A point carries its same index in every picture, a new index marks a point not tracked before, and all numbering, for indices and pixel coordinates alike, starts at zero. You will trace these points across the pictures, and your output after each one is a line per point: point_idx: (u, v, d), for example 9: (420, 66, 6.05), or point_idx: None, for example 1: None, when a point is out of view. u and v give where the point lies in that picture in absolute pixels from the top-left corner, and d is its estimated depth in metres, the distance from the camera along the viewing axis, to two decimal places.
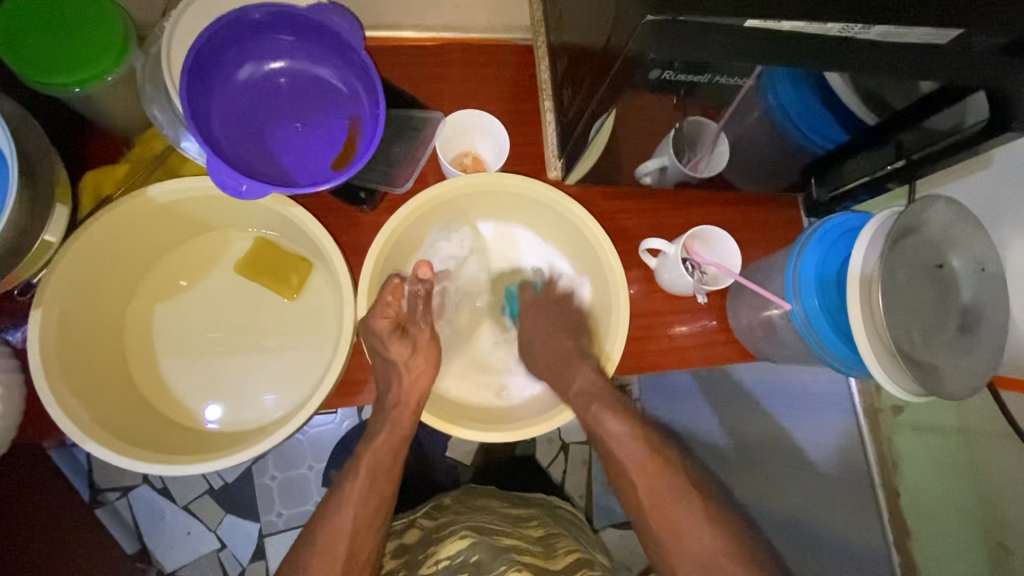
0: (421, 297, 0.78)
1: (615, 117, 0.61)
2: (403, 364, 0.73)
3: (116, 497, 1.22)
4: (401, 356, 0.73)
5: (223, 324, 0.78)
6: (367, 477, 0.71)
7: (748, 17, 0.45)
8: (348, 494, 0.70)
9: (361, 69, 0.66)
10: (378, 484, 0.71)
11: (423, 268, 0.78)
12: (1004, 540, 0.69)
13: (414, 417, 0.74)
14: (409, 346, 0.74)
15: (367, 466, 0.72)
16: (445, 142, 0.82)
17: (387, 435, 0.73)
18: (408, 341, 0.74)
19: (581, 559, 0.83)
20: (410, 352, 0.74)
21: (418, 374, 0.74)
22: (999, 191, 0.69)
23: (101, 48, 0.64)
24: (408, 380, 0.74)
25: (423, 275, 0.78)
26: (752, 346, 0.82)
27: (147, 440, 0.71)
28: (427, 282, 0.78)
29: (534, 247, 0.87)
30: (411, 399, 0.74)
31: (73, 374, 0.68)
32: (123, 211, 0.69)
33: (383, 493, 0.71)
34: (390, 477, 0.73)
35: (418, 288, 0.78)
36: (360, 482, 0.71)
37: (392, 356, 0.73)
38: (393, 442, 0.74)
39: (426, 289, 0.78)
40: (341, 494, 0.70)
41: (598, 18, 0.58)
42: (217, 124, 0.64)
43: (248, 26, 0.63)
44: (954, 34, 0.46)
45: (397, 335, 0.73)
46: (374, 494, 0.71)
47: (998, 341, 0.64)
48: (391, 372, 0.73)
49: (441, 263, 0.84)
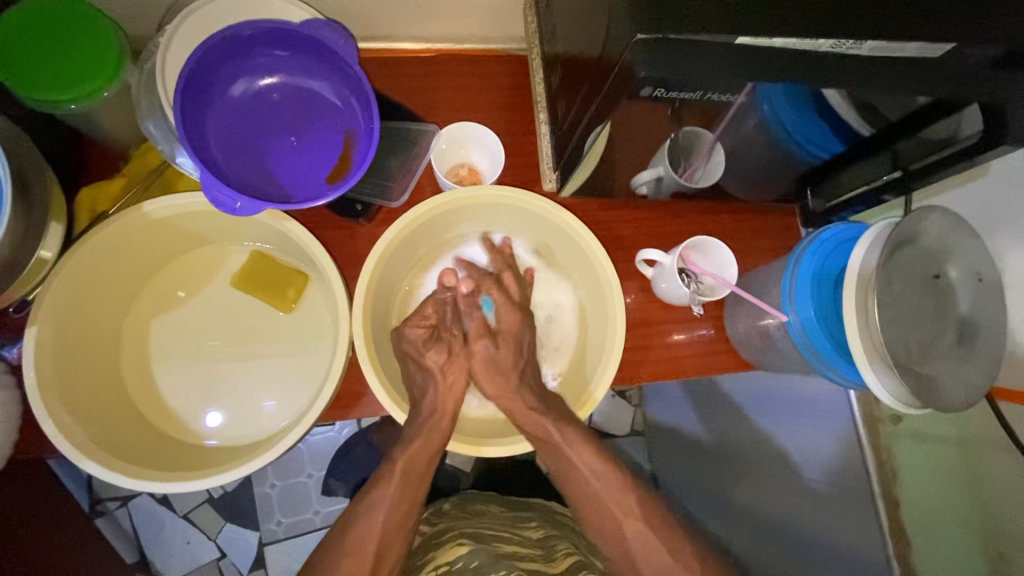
0: (451, 303, 0.79)
1: (608, 130, 0.61)
2: (438, 373, 0.74)
3: (115, 506, 1.22)
4: (437, 362, 0.75)
5: (220, 337, 0.78)
6: (399, 487, 0.69)
7: (740, 34, 0.45)
8: (375, 502, 0.67)
9: (355, 82, 0.66)
10: (408, 494, 0.69)
11: (448, 276, 0.80)
12: (1002, 551, 0.68)
13: (450, 424, 0.73)
14: (444, 354, 0.75)
15: (401, 473, 0.69)
16: (440, 155, 0.83)
17: (422, 441, 0.70)
18: (441, 348, 0.75)
19: (580, 561, 0.82)
20: (445, 360, 0.75)
21: (450, 384, 0.74)
22: (997, 201, 0.68)
23: (94, 64, 0.64)
24: (443, 387, 0.74)
25: (448, 281, 0.80)
26: (750, 355, 0.82)
27: (145, 456, 0.71)
28: (452, 288, 0.80)
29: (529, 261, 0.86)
30: (448, 407, 0.73)
31: (70, 391, 0.68)
32: (119, 226, 0.69)
33: (414, 502, 0.69)
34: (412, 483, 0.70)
35: (446, 295, 0.79)
36: (389, 491, 0.68)
37: (428, 365, 0.75)
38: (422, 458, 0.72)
39: (453, 295, 0.79)
40: (368, 501, 0.68)
41: (593, 31, 0.58)
42: (212, 140, 0.64)
43: (239, 42, 0.62)
44: (947, 47, 0.47)
45: (430, 341, 0.75)
46: (407, 500, 0.69)
47: (997, 350, 0.63)
48: (429, 378, 0.74)
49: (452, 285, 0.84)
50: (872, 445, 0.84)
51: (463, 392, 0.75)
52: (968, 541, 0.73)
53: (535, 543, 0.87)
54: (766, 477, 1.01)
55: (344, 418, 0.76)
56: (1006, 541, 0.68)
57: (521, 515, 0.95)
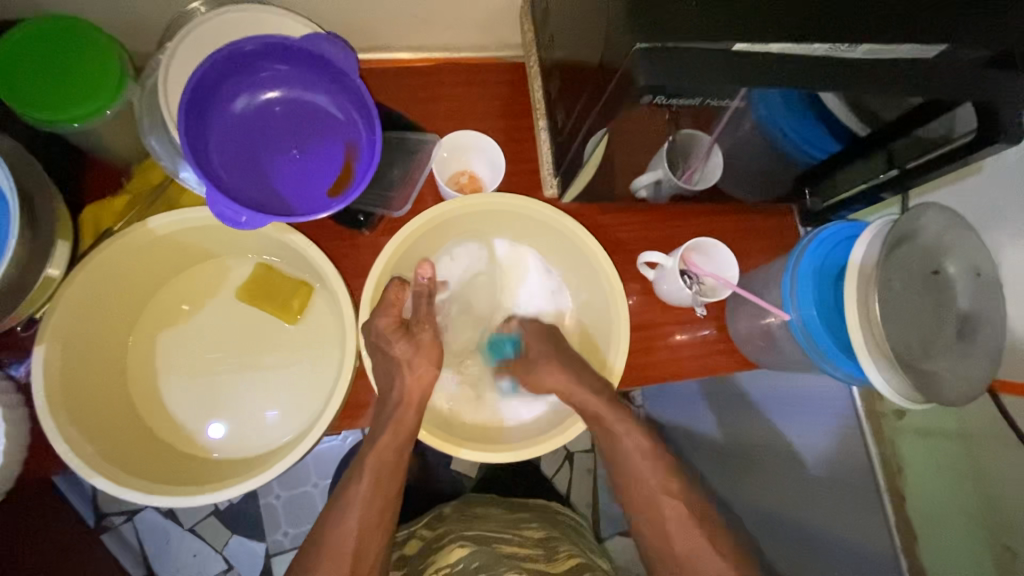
0: (425, 294, 0.79)
1: (606, 140, 0.62)
2: (405, 363, 0.74)
3: (121, 521, 1.22)
4: (405, 354, 0.75)
5: (226, 349, 0.79)
6: (383, 500, 0.71)
7: (736, 41, 0.47)
8: (365, 508, 0.70)
9: (355, 93, 0.66)
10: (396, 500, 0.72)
11: (424, 268, 0.78)
12: (1008, 544, 0.69)
13: (417, 414, 0.73)
14: (411, 345, 0.75)
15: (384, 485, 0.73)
16: (442, 162, 0.84)
17: (390, 434, 0.71)
18: (409, 339, 0.75)
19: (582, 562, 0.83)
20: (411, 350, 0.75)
21: (420, 371, 0.75)
22: (994, 196, 0.69)
23: (98, 84, 0.65)
24: (410, 378, 0.74)
25: (424, 274, 0.78)
26: (751, 353, 0.83)
27: (154, 472, 0.71)
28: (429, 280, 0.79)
29: (506, 253, 0.87)
30: (412, 398, 0.73)
31: (77, 408, 0.68)
32: (125, 242, 0.70)
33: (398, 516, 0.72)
34: (395, 477, 0.72)
35: (421, 287, 0.79)
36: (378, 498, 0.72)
37: (394, 354, 0.74)
38: (397, 444, 0.72)
39: (428, 286, 0.79)
40: (346, 496, 0.70)
41: (590, 36, 0.59)
42: (216, 157, 0.64)
43: (240, 58, 0.63)
44: (940, 48, 0.49)
45: (402, 333, 0.75)
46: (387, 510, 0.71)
47: (996, 344, 0.63)
48: (393, 371, 0.73)
49: (448, 270, 0.85)
50: (875, 438, 0.86)
51: (430, 381, 0.75)
52: (975, 535, 0.73)
53: (537, 542, 0.87)
54: (770, 474, 1.02)
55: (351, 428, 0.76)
56: (1011, 534, 0.69)
57: (520, 516, 0.95)
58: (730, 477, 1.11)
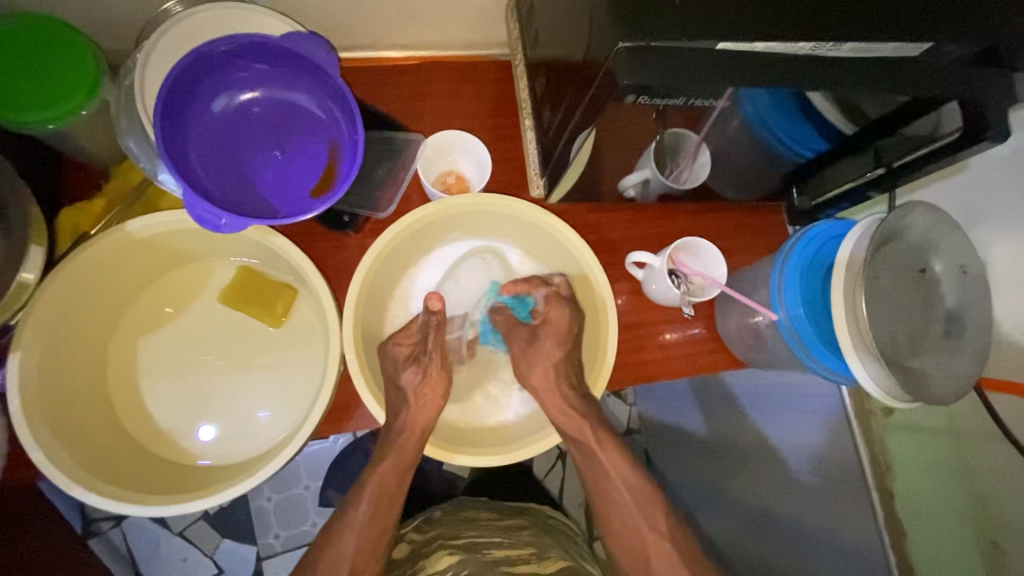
0: (433, 326, 0.77)
1: (593, 137, 0.60)
2: (412, 394, 0.74)
3: (109, 526, 1.21)
4: (412, 382, 0.75)
5: (211, 353, 0.78)
6: (370, 504, 0.71)
7: (720, 40, 0.46)
8: (355, 516, 0.70)
9: (337, 93, 0.65)
10: (384, 509, 0.71)
11: (432, 299, 0.77)
12: (997, 540, 0.69)
13: (420, 442, 0.73)
14: (420, 373, 0.75)
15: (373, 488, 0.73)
16: (427, 162, 0.82)
17: (392, 461, 0.72)
18: (419, 368, 0.75)
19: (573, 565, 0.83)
20: (420, 380, 0.75)
21: (424, 403, 0.74)
22: (982, 192, 0.69)
23: (73, 84, 0.63)
24: (416, 407, 0.74)
25: (433, 305, 0.77)
26: (740, 352, 0.83)
27: (135, 480, 0.70)
28: (438, 311, 0.77)
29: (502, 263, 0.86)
30: (418, 425, 0.73)
31: (56, 417, 0.67)
32: (102, 246, 0.68)
33: (387, 520, 0.71)
34: (386, 490, 0.72)
35: (430, 318, 0.77)
36: (364, 507, 0.71)
37: (404, 385, 0.74)
38: (400, 469, 0.72)
39: (438, 318, 0.77)
40: (344, 520, 0.70)
41: (575, 33, 0.58)
42: (195, 158, 0.63)
43: (218, 57, 0.62)
44: (924, 46, 0.48)
45: (410, 361, 0.76)
46: (378, 516, 0.71)
47: (984, 341, 0.63)
48: (402, 399, 0.73)
49: (456, 298, 0.85)
50: (865, 437, 0.85)
51: (434, 413, 0.74)
52: (964, 533, 0.73)
53: (527, 543, 0.87)
54: (762, 472, 1.02)
55: (338, 432, 0.75)
56: (1001, 532, 0.69)
57: (510, 520, 0.94)
58: (722, 474, 1.11)
